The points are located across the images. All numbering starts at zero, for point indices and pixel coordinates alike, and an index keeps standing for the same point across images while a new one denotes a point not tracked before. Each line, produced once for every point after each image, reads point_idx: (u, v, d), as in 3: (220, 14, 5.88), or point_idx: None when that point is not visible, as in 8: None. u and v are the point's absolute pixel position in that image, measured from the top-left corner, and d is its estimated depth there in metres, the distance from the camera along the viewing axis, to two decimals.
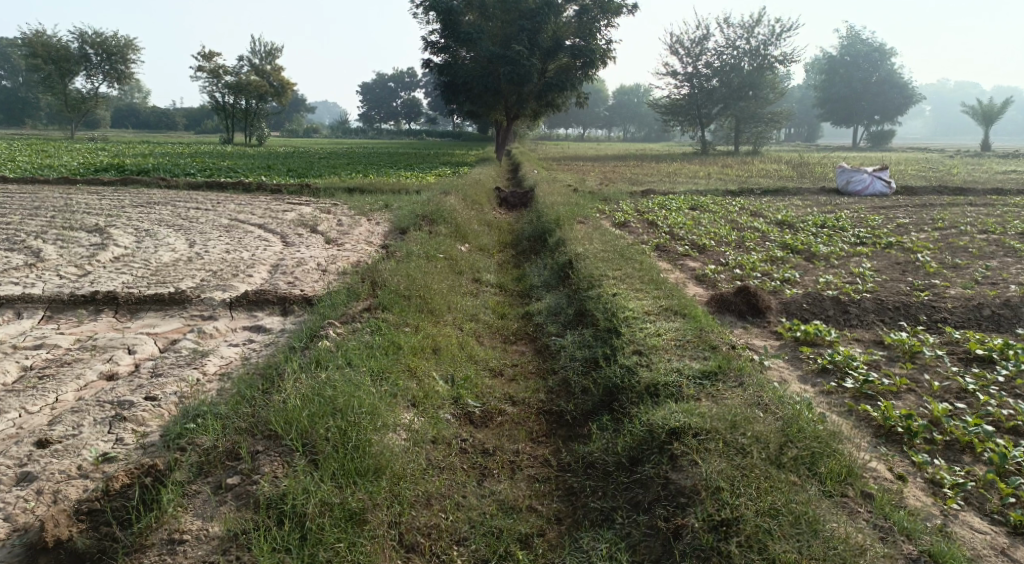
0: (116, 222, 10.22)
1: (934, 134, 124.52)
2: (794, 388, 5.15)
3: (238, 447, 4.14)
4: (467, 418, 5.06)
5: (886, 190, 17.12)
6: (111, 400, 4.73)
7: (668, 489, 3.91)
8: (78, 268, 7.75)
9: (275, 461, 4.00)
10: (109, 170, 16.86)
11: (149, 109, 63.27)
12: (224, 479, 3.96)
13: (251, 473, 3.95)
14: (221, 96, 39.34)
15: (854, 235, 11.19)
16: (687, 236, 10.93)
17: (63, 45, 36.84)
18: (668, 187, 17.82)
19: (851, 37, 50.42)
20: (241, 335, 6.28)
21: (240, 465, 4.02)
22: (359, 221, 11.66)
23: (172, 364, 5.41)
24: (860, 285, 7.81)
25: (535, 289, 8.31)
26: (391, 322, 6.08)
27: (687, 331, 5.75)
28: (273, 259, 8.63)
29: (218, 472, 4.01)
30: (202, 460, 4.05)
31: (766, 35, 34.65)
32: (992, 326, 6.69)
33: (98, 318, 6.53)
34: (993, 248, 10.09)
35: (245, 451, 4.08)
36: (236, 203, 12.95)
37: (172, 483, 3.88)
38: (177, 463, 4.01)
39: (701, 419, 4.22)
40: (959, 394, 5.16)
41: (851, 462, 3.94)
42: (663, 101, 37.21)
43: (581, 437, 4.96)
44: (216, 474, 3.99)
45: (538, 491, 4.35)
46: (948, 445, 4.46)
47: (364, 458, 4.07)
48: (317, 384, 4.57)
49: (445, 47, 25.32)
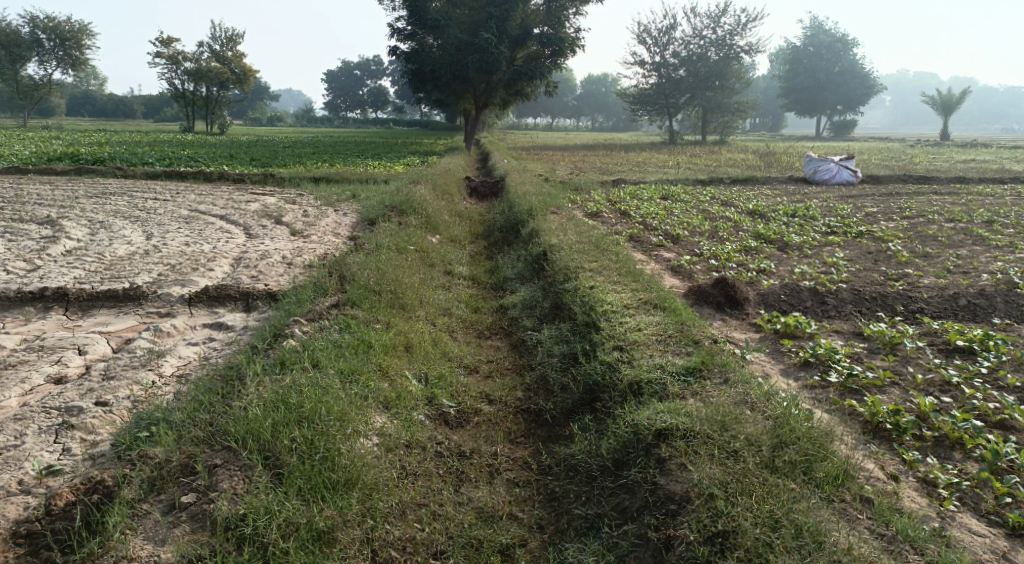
0: (69, 214, 9.72)
1: (894, 124, 126.93)
2: (777, 383, 5.01)
3: (194, 460, 3.81)
4: (442, 419, 4.83)
5: (852, 179, 17.20)
6: (59, 406, 4.39)
7: (656, 495, 3.74)
8: (26, 262, 7.32)
9: (235, 476, 3.70)
10: (64, 159, 16.18)
11: (106, 98, 61.35)
12: (178, 497, 3.63)
13: (209, 491, 3.63)
14: (180, 84, 38.15)
15: (824, 224, 11.17)
16: (660, 226, 10.80)
17: (11, 28, 35.37)
18: (637, 177, 17.72)
19: (814, 28, 51.02)
20: (201, 333, 5.95)
21: (197, 481, 3.71)
22: (326, 212, 11.29)
23: (125, 365, 5.07)
24: (835, 275, 7.73)
25: (509, 281, 8.08)
26: (360, 319, 5.78)
27: (668, 325, 5.57)
28: (236, 252, 8.26)
29: (173, 487, 3.69)
30: (154, 474, 3.74)
31: (732, 25, 34.81)
32: (969, 316, 6.64)
33: (47, 316, 6.13)
34: (961, 236, 10.14)
35: (202, 466, 3.75)
36: (196, 194, 12.47)
37: (121, 500, 3.58)
38: (128, 478, 3.70)
39: (689, 420, 4.04)
40: (943, 387, 5.06)
41: (846, 464, 3.79)
42: (631, 90, 37.18)
43: (562, 438, 4.75)
44: (169, 492, 3.67)
45: (518, 497, 4.15)
46: (938, 441, 4.34)
47: (334, 470, 3.81)
48: (281, 387, 4.28)
49: (412, 34, 24.75)
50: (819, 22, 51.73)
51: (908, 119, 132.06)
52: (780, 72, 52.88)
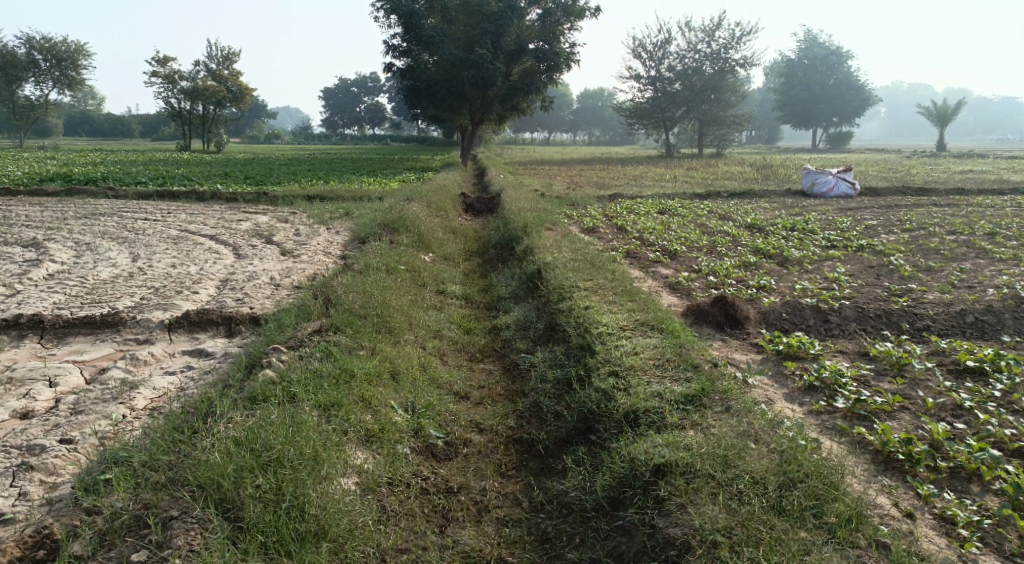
0: (55, 236, 9.45)
1: (890, 136, 127.29)
2: (782, 409, 4.75)
3: (149, 512, 3.52)
4: (428, 452, 4.59)
5: (850, 191, 17.01)
6: (20, 444, 4.12)
7: (655, 540, 3.52)
8: (6, 286, 7.07)
9: (191, 530, 3.41)
10: (55, 179, 15.98)
11: (104, 117, 61.36)
12: (129, 554, 3.34)
13: (161, 548, 3.35)
14: (177, 103, 38.08)
15: (825, 237, 10.94)
16: (658, 242, 10.56)
17: (8, 50, 35.34)
18: (634, 191, 17.52)
19: (808, 41, 51.16)
20: (179, 360, 5.70)
21: (149, 535, 3.41)
22: (318, 230, 11.06)
23: (95, 398, 4.80)
24: (838, 291, 7.48)
25: (503, 301, 7.83)
26: (344, 346, 5.50)
27: (666, 348, 5.30)
28: (223, 274, 8.01)
29: (124, 543, 3.40)
30: (105, 527, 3.46)
31: (727, 38, 34.79)
32: (977, 334, 6.39)
33: (21, 345, 5.86)
34: (964, 250, 9.90)
35: (155, 519, 3.47)
36: (187, 214, 12.23)
37: (68, 556, 3.33)
38: (78, 532, 3.45)
39: (690, 457, 3.81)
40: (956, 412, 4.79)
41: (860, 504, 3.52)
42: (627, 104, 37.10)
43: (555, 471, 4.49)
44: (120, 549, 3.38)
45: (507, 539, 3.91)
46: (954, 473, 4.09)
47: (306, 520, 3.57)
48: (253, 424, 4.00)
49: (407, 51, 24.63)
50: (814, 35, 51.84)
51: (903, 130, 132.52)
52: (776, 85, 52.92)
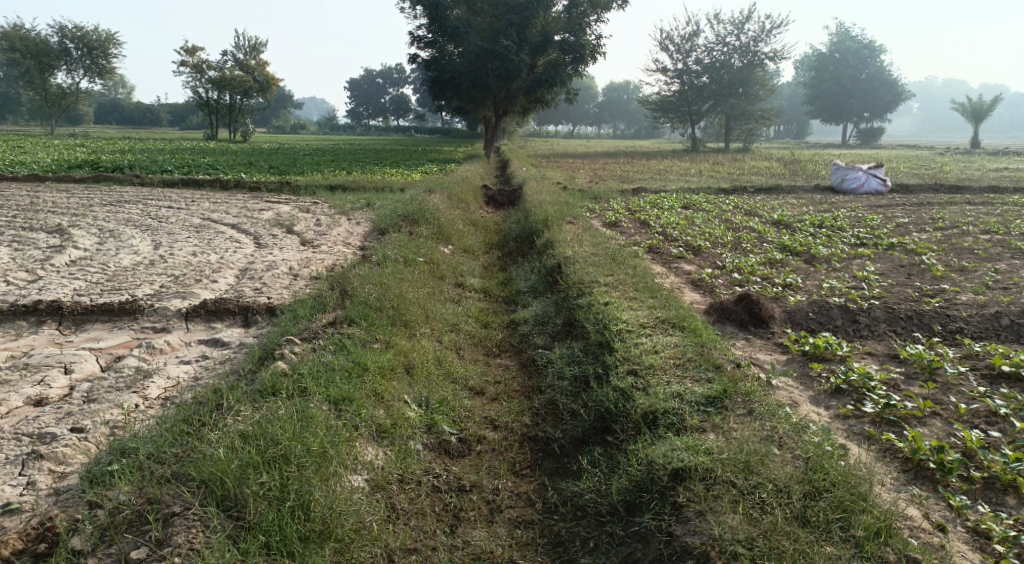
0: (80, 222, 9.49)
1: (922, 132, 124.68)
2: (808, 413, 4.58)
3: (151, 507, 3.47)
4: (441, 449, 4.49)
5: (880, 188, 16.59)
6: (31, 432, 4.08)
7: (672, 547, 3.41)
8: (28, 272, 7.08)
9: (192, 528, 3.34)
10: (83, 166, 16.12)
11: (134, 106, 62.19)
12: (128, 551, 3.29)
13: (162, 545, 3.28)
14: (204, 92, 38.36)
15: (854, 235, 10.65)
16: (681, 237, 10.35)
17: (41, 38, 35.79)
18: (658, 185, 17.27)
19: (840, 34, 50.15)
20: (195, 350, 5.66)
21: (150, 532, 3.36)
22: (339, 220, 11.01)
23: (108, 387, 4.76)
24: (867, 291, 7.24)
25: (521, 294, 7.71)
26: (357, 339, 5.41)
27: (687, 347, 5.14)
28: (242, 263, 7.98)
29: (124, 539, 3.35)
30: (106, 522, 3.41)
31: (756, 31, 34.17)
32: (1013, 337, 6.14)
33: (39, 331, 5.85)
34: (1000, 249, 9.57)
35: (157, 517, 3.40)
36: (210, 202, 12.24)
37: (67, 551, 3.29)
38: (79, 526, 3.41)
39: (709, 461, 3.68)
40: (990, 419, 4.59)
41: (889, 516, 3.36)
42: (653, 97, 36.64)
43: (570, 472, 4.37)
44: (121, 544, 3.33)
45: (519, 541, 3.81)
46: (988, 483, 3.90)
47: (312, 519, 3.50)
48: (259, 419, 3.93)
49: (433, 42, 24.52)
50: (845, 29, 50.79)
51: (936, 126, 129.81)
52: (806, 79, 52.03)
